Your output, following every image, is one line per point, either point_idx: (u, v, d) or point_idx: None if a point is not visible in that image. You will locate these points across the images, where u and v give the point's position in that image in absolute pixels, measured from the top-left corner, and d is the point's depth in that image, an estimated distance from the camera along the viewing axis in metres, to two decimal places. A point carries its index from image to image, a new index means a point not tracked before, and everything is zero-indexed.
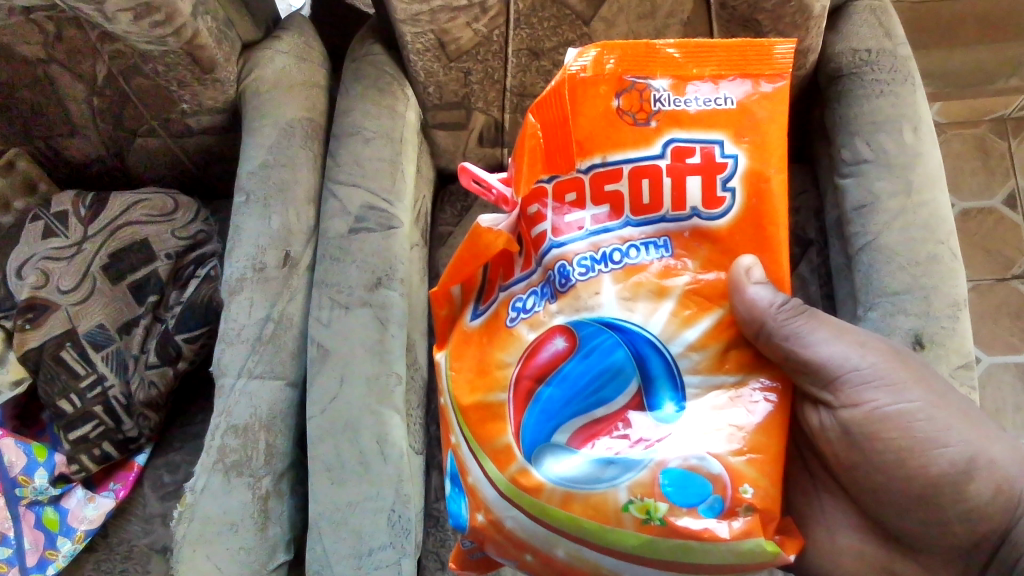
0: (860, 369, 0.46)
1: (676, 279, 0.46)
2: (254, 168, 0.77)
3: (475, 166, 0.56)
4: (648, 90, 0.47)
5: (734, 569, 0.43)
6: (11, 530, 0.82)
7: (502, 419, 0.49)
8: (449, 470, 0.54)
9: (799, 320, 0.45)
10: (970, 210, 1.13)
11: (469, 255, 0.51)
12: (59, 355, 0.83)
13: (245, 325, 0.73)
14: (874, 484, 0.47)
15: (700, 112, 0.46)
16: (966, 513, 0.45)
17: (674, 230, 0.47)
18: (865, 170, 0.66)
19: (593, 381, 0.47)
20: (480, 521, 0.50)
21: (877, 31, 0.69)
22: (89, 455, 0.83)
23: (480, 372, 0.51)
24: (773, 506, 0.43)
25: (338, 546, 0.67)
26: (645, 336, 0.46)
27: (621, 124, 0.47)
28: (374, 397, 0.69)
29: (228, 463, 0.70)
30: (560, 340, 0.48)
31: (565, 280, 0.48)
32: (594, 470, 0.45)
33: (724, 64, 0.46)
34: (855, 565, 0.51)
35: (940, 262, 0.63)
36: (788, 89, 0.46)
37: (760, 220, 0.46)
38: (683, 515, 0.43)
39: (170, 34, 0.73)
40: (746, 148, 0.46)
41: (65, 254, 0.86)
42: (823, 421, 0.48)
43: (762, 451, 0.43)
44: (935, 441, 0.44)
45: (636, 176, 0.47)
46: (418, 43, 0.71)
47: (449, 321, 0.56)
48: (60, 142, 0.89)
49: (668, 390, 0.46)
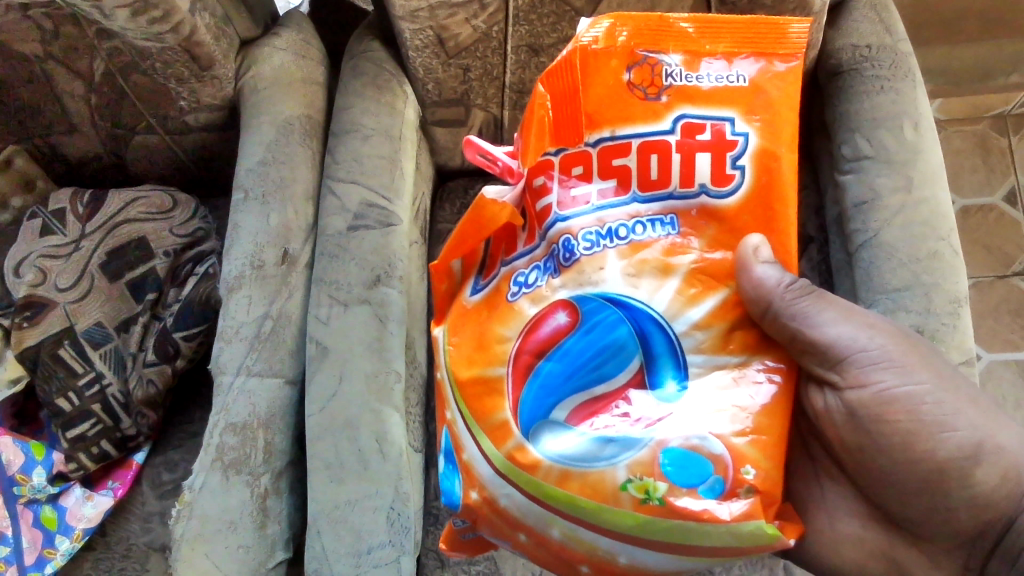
0: (868, 350, 0.45)
1: (682, 257, 0.46)
2: (252, 165, 0.77)
3: (480, 139, 0.55)
4: (660, 64, 0.47)
5: (731, 552, 0.43)
6: (10, 529, 0.82)
7: (500, 395, 0.48)
8: (443, 446, 0.53)
9: (806, 300, 0.45)
10: (970, 206, 1.13)
11: (472, 228, 0.50)
12: (58, 353, 0.83)
13: (244, 323, 0.73)
14: (879, 468, 0.47)
15: (711, 88, 0.46)
16: (972, 500, 0.45)
17: (681, 207, 0.47)
18: (865, 166, 0.66)
19: (595, 357, 0.46)
20: (474, 498, 0.49)
21: (877, 27, 0.68)
22: (88, 453, 0.83)
23: (480, 347, 0.50)
24: (775, 489, 0.43)
25: (338, 544, 0.67)
26: (648, 313, 0.46)
27: (631, 98, 0.47)
28: (374, 395, 0.69)
29: (227, 461, 0.70)
30: (562, 315, 0.48)
31: (569, 254, 0.48)
32: (593, 448, 0.44)
33: (738, 41, 0.46)
34: (855, 557, 0.51)
35: (940, 259, 0.62)
36: (801, 69, 0.46)
37: (770, 200, 0.46)
38: (683, 495, 0.42)
39: (169, 31, 0.72)
40: (757, 126, 0.46)
41: (63, 251, 0.86)
42: (828, 403, 0.47)
43: (765, 433, 0.43)
44: (943, 425, 0.44)
45: (644, 151, 0.47)
46: (416, 40, 0.70)
47: (449, 296, 0.55)
48: (58, 140, 0.89)
49: (671, 368, 0.45)
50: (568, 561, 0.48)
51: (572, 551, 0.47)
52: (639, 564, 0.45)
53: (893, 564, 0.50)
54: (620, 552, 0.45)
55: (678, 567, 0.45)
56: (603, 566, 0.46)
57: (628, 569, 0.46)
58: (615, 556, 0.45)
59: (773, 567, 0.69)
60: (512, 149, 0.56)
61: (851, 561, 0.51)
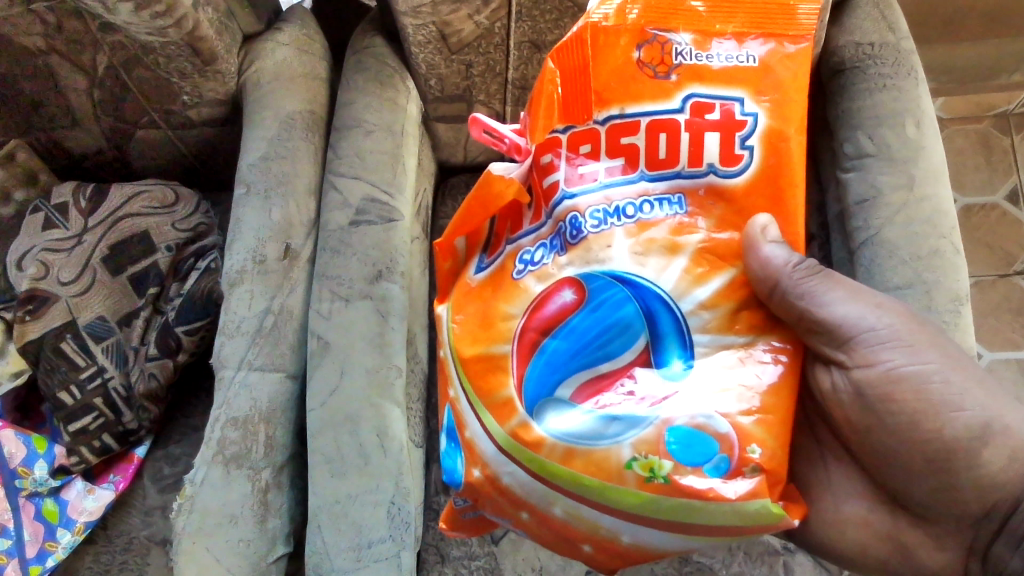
0: (876, 330, 0.45)
1: (689, 236, 0.46)
2: (254, 160, 0.77)
3: (485, 116, 0.54)
4: (670, 43, 0.47)
5: (735, 531, 0.43)
6: (11, 521, 0.81)
7: (504, 371, 0.48)
8: (445, 425, 0.53)
9: (813, 280, 0.45)
10: (972, 205, 1.13)
11: (478, 205, 0.51)
12: (59, 346, 0.82)
13: (245, 319, 0.73)
14: (885, 447, 0.47)
15: (721, 68, 0.46)
16: (979, 480, 0.45)
17: (689, 186, 0.47)
18: (867, 164, 0.65)
19: (601, 335, 0.46)
20: (476, 476, 0.49)
21: (880, 25, 0.67)
22: (88, 447, 0.83)
23: (484, 324, 0.50)
24: (780, 468, 0.43)
25: (338, 539, 0.66)
26: (655, 291, 0.46)
27: (641, 76, 0.47)
28: (374, 389, 0.69)
29: (227, 455, 0.69)
30: (568, 292, 0.48)
31: (576, 232, 0.48)
32: (598, 426, 0.44)
33: (748, 22, 0.47)
34: (857, 543, 0.51)
35: (941, 256, 0.63)
36: (810, 51, 0.46)
37: (777, 180, 0.46)
38: (687, 473, 0.42)
39: (172, 25, 0.72)
40: (766, 107, 0.46)
41: (65, 246, 0.85)
42: (835, 383, 0.47)
43: (771, 412, 0.43)
44: (951, 404, 0.44)
45: (653, 130, 0.47)
46: (419, 35, 0.70)
47: (452, 274, 0.56)
48: (61, 134, 0.89)
49: (677, 347, 0.45)
50: (570, 539, 0.48)
51: (575, 530, 0.47)
52: (641, 543, 0.45)
53: (897, 546, 0.50)
54: (622, 531, 0.45)
55: (681, 546, 0.45)
56: (605, 545, 0.47)
57: (630, 548, 0.46)
58: (618, 535, 0.45)
59: (774, 564, 0.68)
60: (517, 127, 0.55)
61: (854, 541, 0.51)
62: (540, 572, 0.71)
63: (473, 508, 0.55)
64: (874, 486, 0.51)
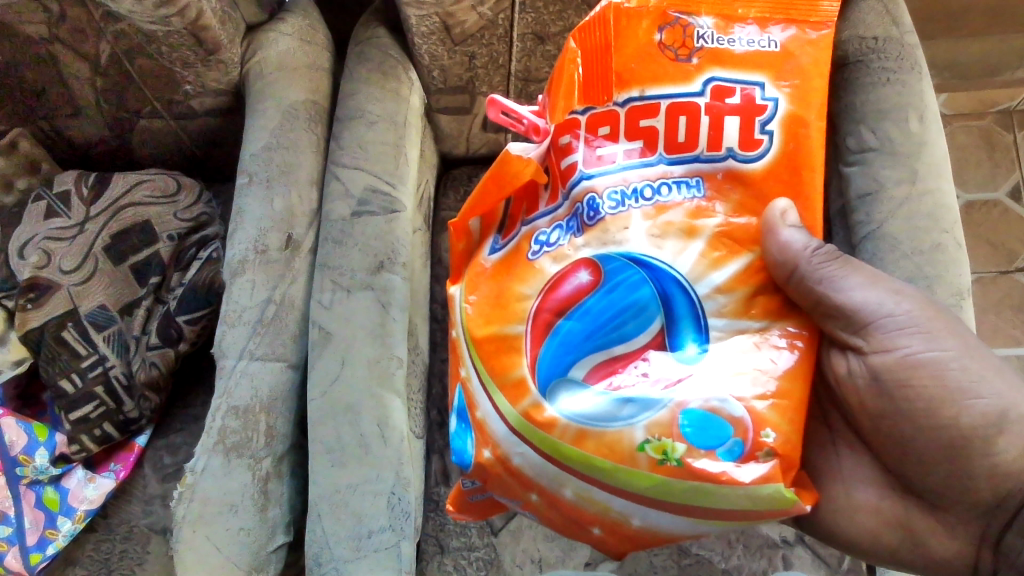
0: (895, 316, 0.46)
1: (706, 220, 0.47)
2: (256, 149, 0.77)
3: (503, 98, 0.54)
4: (692, 26, 0.48)
5: (747, 516, 0.43)
6: (11, 509, 0.82)
7: (517, 352, 0.48)
8: (456, 405, 0.53)
9: (832, 265, 0.46)
10: (974, 202, 1.13)
11: (494, 183, 0.51)
12: (60, 335, 0.82)
13: (246, 307, 0.73)
14: (899, 433, 0.47)
15: (743, 52, 0.47)
16: (993, 469, 0.45)
17: (707, 170, 0.47)
18: (870, 157, 0.65)
19: (616, 317, 0.47)
20: (486, 456, 0.49)
21: (884, 19, 0.66)
22: (89, 436, 0.83)
23: (498, 305, 0.50)
24: (793, 453, 0.43)
25: (338, 528, 0.66)
26: (671, 274, 0.46)
27: (662, 59, 0.48)
28: (375, 380, 0.69)
29: (228, 444, 0.70)
30: (584, 273, 0.48)
31: (593, 213, 0.48)
32: (611, 408, 0.44)
33: (771, 7, 0.48)
34: (861, 532, 0.52)
35: (943, 250, 0.63)
36: (831, 38, 0.48)
37: (795, 166, 0.47)
38: (701, 457, 0.42)
39: (175, 14, 0.72)
40: (786, 92, 0.47)
41: (67, 234, 0.85)
42: (851, 368, 0.48)
43: (786, 397, 0.43)
44: (968, 391, 0.44)
45: (673, 113, 0.47)
46: (422, 26, 0.70)
47: (465, 255, 0.55)
48: (63, 123, 0.89)
49: (692, 330, 0.45)
50: (579, 522, 0.48)
51: (584, 513, 0.47)
52: (652, 526, 0.45)
53: (908, 533, 0.50)
54: (633, 514, 0.45)
55: (691, 530, 0.45)
56: (615, 528, 0.47)
57: (640, 531, 0.46)
58: (629, 518, 0.46)
59: (773, 557, 0.68)
60: (536, 108, 0.55)
61: (856, 530, 0.52)
62: (539, 563, 0.71)
63: (480, 490, 0.55)
64: (884, 475, 0.51)
